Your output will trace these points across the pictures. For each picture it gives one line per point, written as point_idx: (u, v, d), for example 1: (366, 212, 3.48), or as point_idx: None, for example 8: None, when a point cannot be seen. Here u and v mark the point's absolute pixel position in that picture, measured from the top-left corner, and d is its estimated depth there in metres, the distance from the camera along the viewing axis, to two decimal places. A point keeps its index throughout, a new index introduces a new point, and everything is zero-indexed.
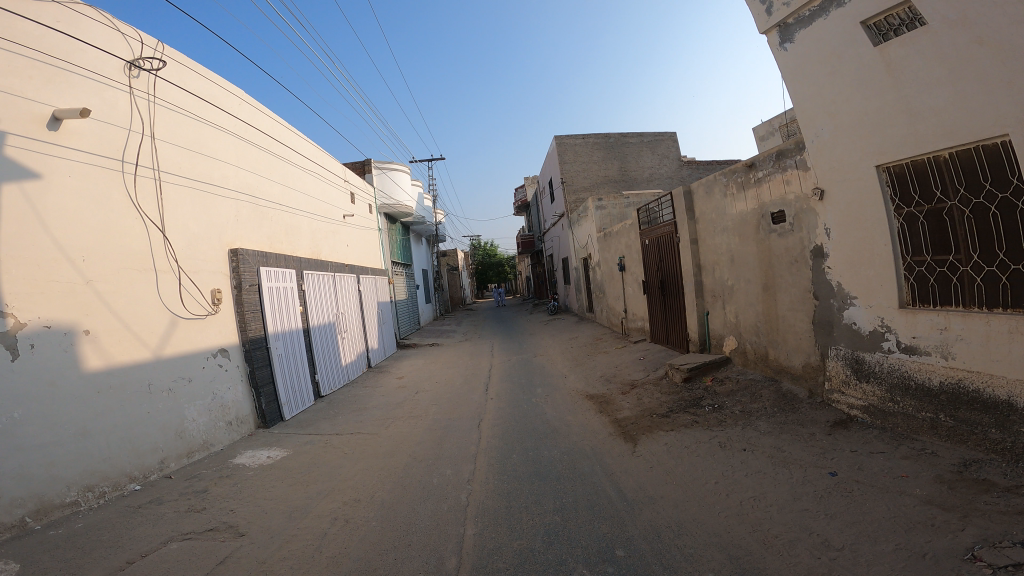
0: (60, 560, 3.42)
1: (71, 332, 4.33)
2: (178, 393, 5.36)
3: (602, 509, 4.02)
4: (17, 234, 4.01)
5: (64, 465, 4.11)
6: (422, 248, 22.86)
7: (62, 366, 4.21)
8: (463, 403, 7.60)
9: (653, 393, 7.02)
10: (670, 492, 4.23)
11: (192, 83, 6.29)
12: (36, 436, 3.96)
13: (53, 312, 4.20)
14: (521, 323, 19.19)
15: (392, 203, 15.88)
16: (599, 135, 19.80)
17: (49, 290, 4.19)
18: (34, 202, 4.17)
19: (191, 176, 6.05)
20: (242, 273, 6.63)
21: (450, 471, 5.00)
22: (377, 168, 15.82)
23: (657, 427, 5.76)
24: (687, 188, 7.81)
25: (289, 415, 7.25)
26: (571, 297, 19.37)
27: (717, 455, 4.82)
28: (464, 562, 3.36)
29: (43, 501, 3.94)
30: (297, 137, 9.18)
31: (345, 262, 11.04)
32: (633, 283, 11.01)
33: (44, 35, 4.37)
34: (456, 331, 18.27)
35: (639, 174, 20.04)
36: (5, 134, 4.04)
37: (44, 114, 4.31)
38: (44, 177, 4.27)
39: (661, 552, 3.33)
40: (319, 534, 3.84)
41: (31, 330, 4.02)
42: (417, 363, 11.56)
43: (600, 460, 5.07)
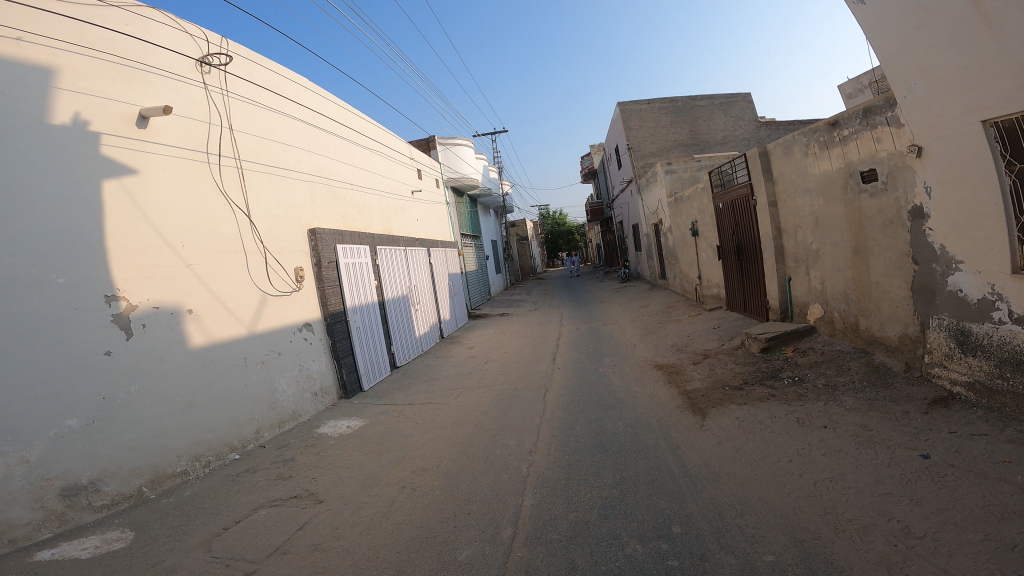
0: (168, 527, 3.90)
1: (175, 312, 4.84)
2: (270, 365, 5.85)
3: (663, 485, 4.01)
4: (123, 226, 4.49)
5: (173, 437, 4.65)
6: (491, 220, 23.10)
7: (168, 344, 4.73)
8: (530, 373, 7.74)
9: (727, 363, 6.81)
10: (736, 469, 4.14)
11: (261, 77, 6.61)
12: (150, 409, 4.48)
13: (159, 294, 4.70)
14: (592, 292, 19.12)
15: (458, 176, 16.09)
16: (666, 98, 18.93)
17: (155, 274, 4.70)
18: (133, 193, 4.64)
19: (267, 161, 6.43)
20: (321, 251, 7.03)
21: (512, 442, 5.14)
22: (442, 144, 16.17)
23: (729, 400, 5.61)
24: (762, 148, 7.37)
25: (368, 385, 7.68)
26: (643, 264, 19.00)
27: (793, 432, 4.63)
28: (520, 531, 3.51)
29: (157, 472, 4.47)
30: (362, 119, 9.42)
31: (416, 236, 11.35)
32: (707, 248, 10.61)
33: (115, 40, 4.68)
34: (528, 300, 18.40)
35: (712, 137, 19.00)
36: (100, 134, 4.46)
37: (131, 113, 4.73)
38: (141, 172, 4.73)
39: (721, 531, 3.29)
40: (387, 502, 4.10)
41: (142, 311, 4.54)
42: (488, 333, 11.80)
43: (665, 433, 5.02)
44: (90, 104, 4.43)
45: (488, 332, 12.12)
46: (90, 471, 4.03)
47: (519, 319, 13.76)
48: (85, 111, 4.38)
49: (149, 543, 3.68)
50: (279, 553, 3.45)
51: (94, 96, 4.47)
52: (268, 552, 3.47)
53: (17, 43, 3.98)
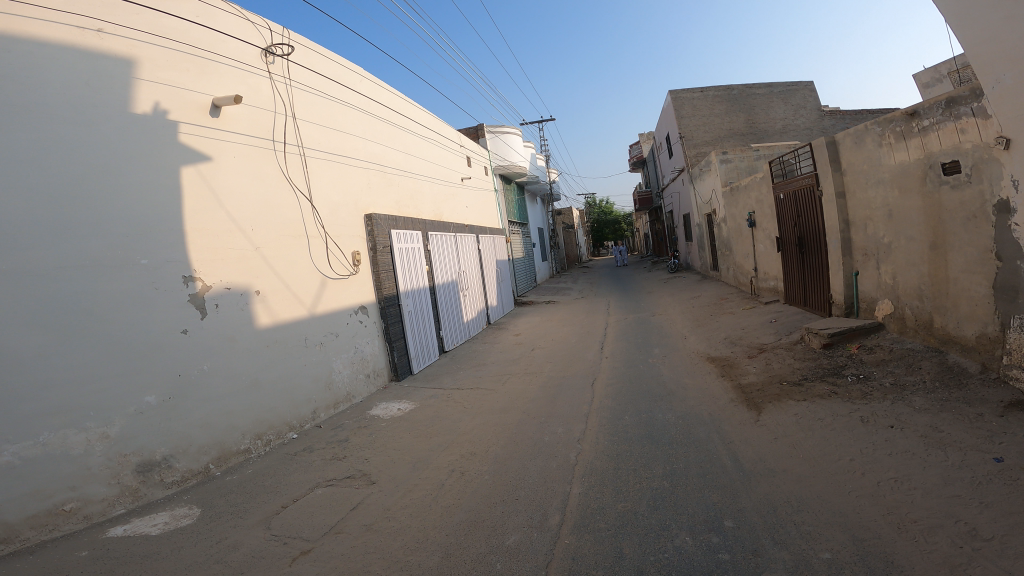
0: (231, 503, 4.08)
1: (245, 294, 5.17)
2: (328, 347, 6.11)
3: (715, 478, 3.95)
4: (200, 209, 4.81)
5: (239, 415, 4.94)
6: (537, 208, 23.04)
7: (239, 324, 5.05)
8: (577, 362, 7.73)
9: (785, 359, 6.64)
10: (794, 466, 4.04)
11: (323, 66, 6.75)
12: (220, 386, 4.79)
13: (230, 276, 5.02)
14: (638, 282, 18.90)
15: (506, 164, 16.10)
16: (720, 86, 18.50)
17: (228, 256, 5.03)
18: (207, 178, 4.94)
19: (328, 148, 6.58)
20: (377, 236, 7.16)
21: (561, 430, 5.16)
22: (491, 132, 16.31)
23: (787, 396, 5.49)
24: (831, 138, 7.13)
25: (417, 368, 7.80)
26: (694, 255, 18.64)
27: (856, 431, 4.49)
28: (567, 519, 3.51)
29: (222, 449, 4.75)
30: (415, 106, 9.50)
31: (465, 223, 11.42)
32: (765, 239, 10.34)
33: (190, 32, 4.91)
34: (572, 289, 18.32)
35: (770, 126, 18.53)
36: (178, 123, 4.73)
37: (205, 103, 4.99)
38: (214, 159, 5.03)
39: (775, 527, 3.23)
40: (437, 485, 4.17)
41: (216, 292, 4.87)
42: (534, 321, 11.81)
43: (718, 427, 4.95)
44: (167, 93, 4.69)
45: (533, 319, 12.14)
46: (163, 448, 4.31)
47: (563, 307, 13.73)
48: (164, 101, 4.64)
49: (213, 520, 3.84)
50: (334, 532, 3.55)
51: (170, 86, 4.72)
52: (322, 531, 3.58)
53: (98, 35, 4.21)
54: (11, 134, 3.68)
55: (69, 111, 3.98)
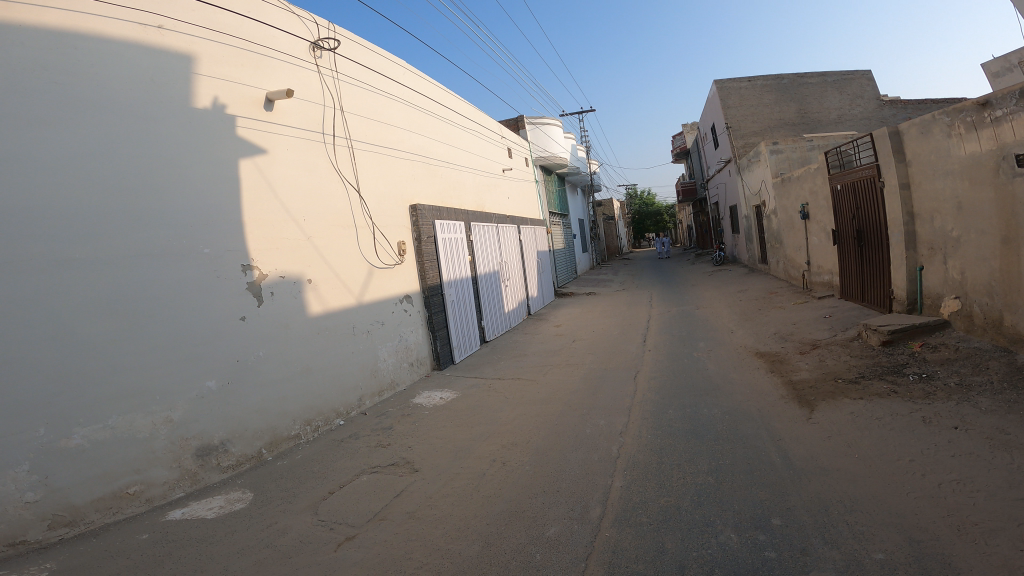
0: (280, 489, 4.18)
1: (298, 282, 5.34)
2: (374, 335, 6.22)
3: (763, 476, 3.86)
4: (256, 199, 5.01)
5: (291, 401, 5.09)
6: (578, 199, 22.84)
7: (292, 311, 5.22)
8: (619, 354, 7.67)
9: (841, 356, 6.44)
10: (849, 465, 3.92)
11: (368, 58, 6.80)
12: (274, 371, 4.97)
13: (284, 264, 5.20)
14: (680, 274, 18.62)
15: (546, 155, 15.99)
16: (770, 75, 18.04)
17: (282, 246, 5.21)
18: (263, 169, 5.11)
19: (374, 141, 6.66)
20: (421, 227, 7.22)
21: (603, 422, 5.13)
22: (532, 124, 16.00)
23: (843, 394, 5.33)
24: (894, 127, 6.87)
25: (459, 358, 7.86)
26: (740, 248, 18.26)
27: (918, 431, 4.32)
28: (608, 512, 3.48)
29: (275, 435, 4.90)
30: (456, 98, 9.51)
31: (507, 214, 11.41)
32: (819, 232, 10.05)
33: (244, 27, 5.03)
34: (611, 281, 18.19)
35: (824, 116, 17.96)
36: (235, 117, 4.89)
37: (260, 97, 5.14)
38: (269, 152, 5.20)
39: (826, 526, 3.14)
40: (478, 474, 4.19)
41: (271, 280, 5.06)
42: (573, 312, 11.76)
43: (768, 423, 4.83)
44: (225, 87, 4.83)
45: (573, 310, 12.09)
46: (220, 433, 4.48)
47: (603, 298, 13.64)
48: (222, 95, 4.79)
49: (264, 504, 3.95)
50: (377, 519, 3.60)
51: (227, 81, 4.86)
52: (366, 518, 3.64)
53: (159, 31, 4.36)
54: (82, 128, 3.86)
55: (134, 105, 4.16)
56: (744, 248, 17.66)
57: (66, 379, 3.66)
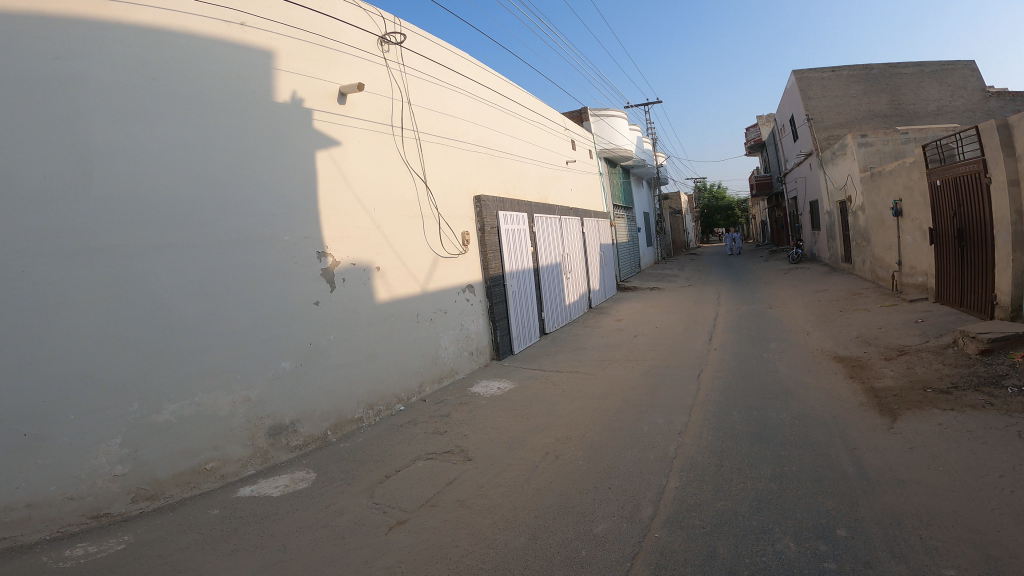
0: (342, 470, 4.37)
1: (367, 269, 5.53)
2: (437, 324, 6.36)
3: (831, 485, 3.67)
4: (331, 189, 5.22)
5: (356, 384, 5.29)
6: (643, 191, 22.42)
7: (361, 297, 5.42)
8: (683, 352, 7.48)
9: (930, 363, 6.01)
10: (928, 478, 3.67)
11: (434, 51, 6.90)
12: (342, 355, 5.18)
13: (355, 252, 5.40)
14: (755, 272, 17.93)
15: (612, 147, 15.76)
16: (858, 65, 16.95)
17: (354, 234, 5.41)
18: (337, 160, 5.31)
19: (440, 132, 6.77)
20: (485, 218, 7.30)
21: (661, 421, 5.03)
22: (594, 114, 15.85)
23: (929, 404, 4.97)
24: (1005, 119, 6.33)
25: (518, 349, 7.91)
26: (822, 246, 17.37)
27: (1012, 445, 3.98)
28: (660, 512, 3.42)
29: (340, 417, 5.11)
30: (520, 89, 9.50)
31: (570, 206, 11.33)
32: (913, 230, 9.41)
33: (317, 23, 5.22)
34: (678, 276, 17.74)
35: (920, 108, 16.69)
36: (312, 111, 5.11)
37: (333, 91, 5.33)
38: (343, 144, 5.39)
39: (895, 539, 2.96)
40: (530, 466, 4.21)
41: (343, 267, 5.27)
42: (637, 307, 11.57)
43: (841, 431, 4.59)
44: (302, 82, 5.05)
45: (637, 305, 11.88)
46: (292, 413, 4.74)
47: (669, 294, 13.33)
48: (299, 89, 5.01)
49: (326, 484, 4.14)
50: (429, 505, 3.70)
51: (304, 76, 5.07)
52: (419, 503, 3.75)
53: (242, 28, 4.60)
54: (174, 122, 4.14)
55: (221, 100, 4.42)
56: (825, 246, 16.81)
57: (157, 358, 3.96)
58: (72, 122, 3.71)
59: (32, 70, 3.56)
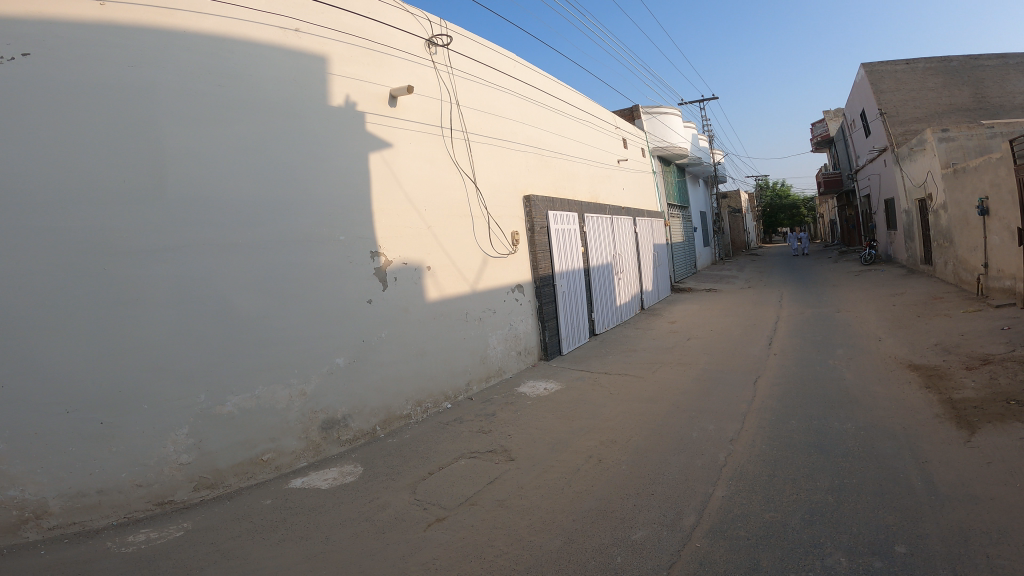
0: (388, 465, 4.46)
1: (418, 269, 5.62)
2: (486, 323, 6.40)
3: (894, 500, 3.46)
4: (384, 191, 5.35)
5: (405, 382, 5.39)
6: (701, 190, 21.86)
7: (412, 296, 5.52)
8: (739, 356, 7.24)
9: (1015, 373, 5.57)
10: (1004, 495, 3.40)
11: (481, 53, 6.93)
12: (392, 353, 5.29)
13: (407, 252, 5.51)
14: (823, 274, 17.15)
15: (664, 145, 15.40)
16: (936, 57, 16.16)
17: (406, 234, 5.52)
18: (389, 162, 5.43)
19: (488, 133, 6.81)
20: (535, 217, 7.29)
21: (712, 427, 4.89)
22: (646, 112, 15.56)
23: (1011, 417, 4.61)
24: None
25: (567, 349, 7.85)
26: (898, 248, 16.43)
27: None
28: (703, 521, 3.31)
29: (389, 413, 5.22)
30: (568, 89, 9.44)
31: (621, 205, 11.16)
32: (1000, 230, 8.76)
33: (366, 28, 5.35)
34: (738, 277, 17.18)
35: (1008, 100, 15.48)
36: (365, 114, 5.24)
37: (384, 94, 5.45)
38: (394, 146, 5.51)
39: (960, 559, 2.76)
40: (572, 468, 4.18)
41: (396, 266, 5.38)
42: (692, 309, 11.28)
43: (909, 444, 4.32)
44: (355, 86, 5.19)
45: (692, 307, 11.59)
46: (344, 408, 4.88)
47: (728, 296, 12.93)
48: (353, 93, 5.15)
49: (372, 479, 4.24)
50: (469, 504, 3.73)
51: (357, 80, 5.21)
52: (459, 501, 3.78)
53: (297, 34, 4.76)
54: (237, 127, 4.34)
55: (279, 105, 4.59)
56: (903, 248, 15.89)
57: (219, 351, 4.15)
58: (144, 126, 3.94)
59: (108, 77, 3.81)
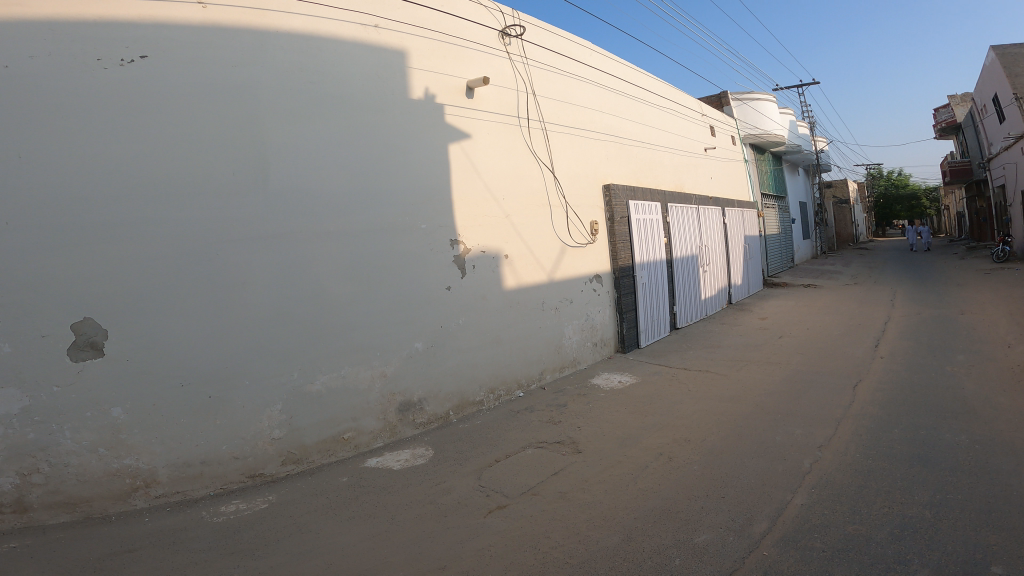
0: (457, 450, 4.53)
1: (497, 257, 5.65)
2: (562, 312, 6.35)
3: (1005, 519, 3.07)
4: (464, 180, 5.41)
5: (480, 368, 5.45)
6: (801, 180, 20.55)
7: (490, 285, 5.56)
8: (836, 358, 6.74)
9: None
10: None
11: (556, 43, 6.81)
12: (469, 339, 5.36)
13: (485, 240, 5.55)
14: (944, 271, 15.64)
15: (758, 132, 14.55)
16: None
17: (485, 223, 5.56)
18: (468, 152, 5.49)
19: (565, 123, 6.71)
20: (615, 206, 7.13)
21: (799, 432, 4.58)
22: (736, 99, 14.75)
23: None
24: None
25: (645, 343, 7.64)
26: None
27: None
28: (774, 529, 3.10)
29: (462, 399, 5.30)
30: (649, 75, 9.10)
31: (709, 195, 10.69)
32: None
33: (441, 21, 5.39)
34: (843, 272, 16.02)
35: None
36: (444, 106, 5.31)
37: (461, 86, 5.49)
38: (473, 137, 5.56)
39: None
40: (640, 465, 4.06)
41: (474, 254, 5.44)
42: (786, 305, 10.64)
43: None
44: (434, 78, 5.26)
45: (786, 303, 10.94)
46: (420, 391, 5.00)
47: (828, 292, 12.09)
48: (432, 86, 5.23)
49: (441, 463, 4.32)
50: (531, 494, 3.71)
51: (435, 72, 5.28)
52: (521, 490, 3.77)
53: (376, 30, 4.88)
54: (326, 120, 4.53)
55: (364, 99, 4.74)
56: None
57: (307, 333, 4.37)
58: (244, 120, 4.18)
59: (213, 77, 4.07)
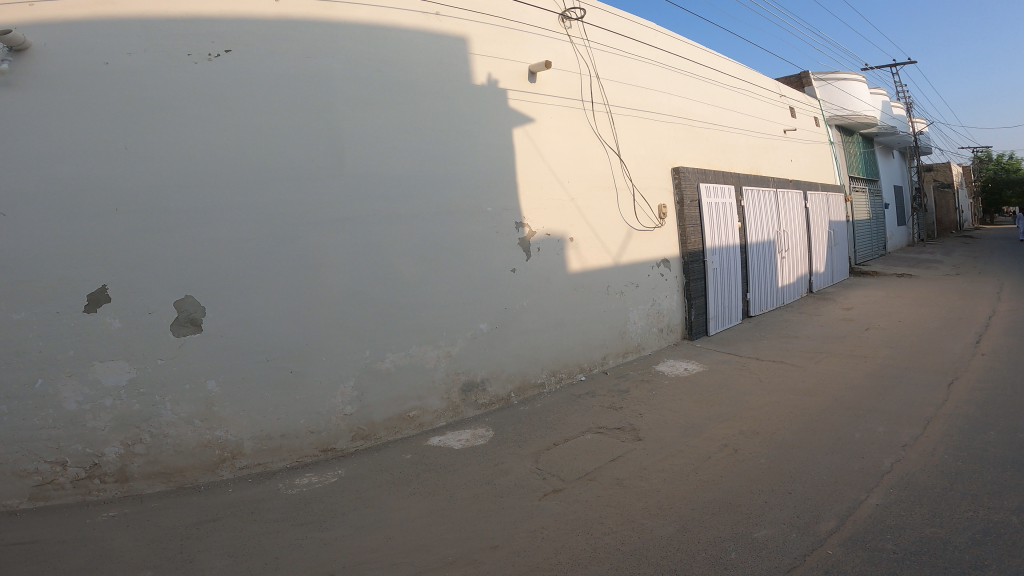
0: (516, 432, 4.54)
1: (561, 240, 5.59)
2: (627, 297, 6.21)
3: None
4: (529, 162, 5.36)
5: (542, 350, 5.42)
6: (896, 163, 19.12)
7: (555, 267, 5.50)
8: (929, 353, 6.24)
9: None
10: None
11: (620, 24, 6.57)
12: (532, 321, 5.34)
13: (550, 223, 5.49)
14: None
15: (845, 113, 13.63)
16: None
17: (550, 205, 5.50)
18: (532, 135, 5.43)
19: (631, 106, 6.51)
20: (684, 189, 6.87)
21: (881, 430, 4.27)
22: (819, 78, 13.81)
23: None
24: None
25: (715, 330, 7.36)
26: None
27: None
28: (842, 529, 2.91)
29: (523, 381, 5.29)
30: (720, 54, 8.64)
31: (789, 178, 10.13)
32: None
33: (500, 6, 5.32)
34: (942, 262, 14.83)
35: None
36: (507, 91, 5.27)
37: (523, 70, 5.42)
38: (537, 120, 5.49)
39: None
40: (701, 456, 3.91)
41: (539, 237, 5.39)
42: (874, 295, 9.96)
43: None
44: (495, 63, 5.22)
45: (874, 293, 10.24)
46: (482, 372, 5.03)
47: (923, 283, 11.22)
48: (494, 71, 5.20)
49: (500, 444, 4.34)
50: (587, 479, 3.66)
51: (496, 57, 5.24)
52: (577, 475, 3.73)
53: (437, 17, 4.88)
54: (395, 106, 4.60)
55: (430, 84, 4.78)
56: None
57: (377, 313, 4.48)
58: (320, 107, 4.30)
59: (294, 70, 4.21)
